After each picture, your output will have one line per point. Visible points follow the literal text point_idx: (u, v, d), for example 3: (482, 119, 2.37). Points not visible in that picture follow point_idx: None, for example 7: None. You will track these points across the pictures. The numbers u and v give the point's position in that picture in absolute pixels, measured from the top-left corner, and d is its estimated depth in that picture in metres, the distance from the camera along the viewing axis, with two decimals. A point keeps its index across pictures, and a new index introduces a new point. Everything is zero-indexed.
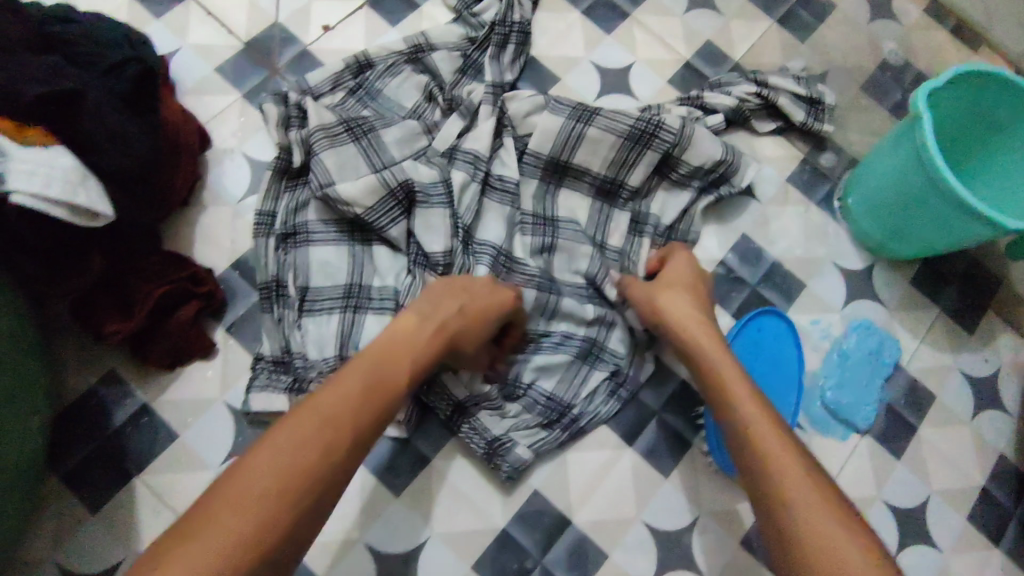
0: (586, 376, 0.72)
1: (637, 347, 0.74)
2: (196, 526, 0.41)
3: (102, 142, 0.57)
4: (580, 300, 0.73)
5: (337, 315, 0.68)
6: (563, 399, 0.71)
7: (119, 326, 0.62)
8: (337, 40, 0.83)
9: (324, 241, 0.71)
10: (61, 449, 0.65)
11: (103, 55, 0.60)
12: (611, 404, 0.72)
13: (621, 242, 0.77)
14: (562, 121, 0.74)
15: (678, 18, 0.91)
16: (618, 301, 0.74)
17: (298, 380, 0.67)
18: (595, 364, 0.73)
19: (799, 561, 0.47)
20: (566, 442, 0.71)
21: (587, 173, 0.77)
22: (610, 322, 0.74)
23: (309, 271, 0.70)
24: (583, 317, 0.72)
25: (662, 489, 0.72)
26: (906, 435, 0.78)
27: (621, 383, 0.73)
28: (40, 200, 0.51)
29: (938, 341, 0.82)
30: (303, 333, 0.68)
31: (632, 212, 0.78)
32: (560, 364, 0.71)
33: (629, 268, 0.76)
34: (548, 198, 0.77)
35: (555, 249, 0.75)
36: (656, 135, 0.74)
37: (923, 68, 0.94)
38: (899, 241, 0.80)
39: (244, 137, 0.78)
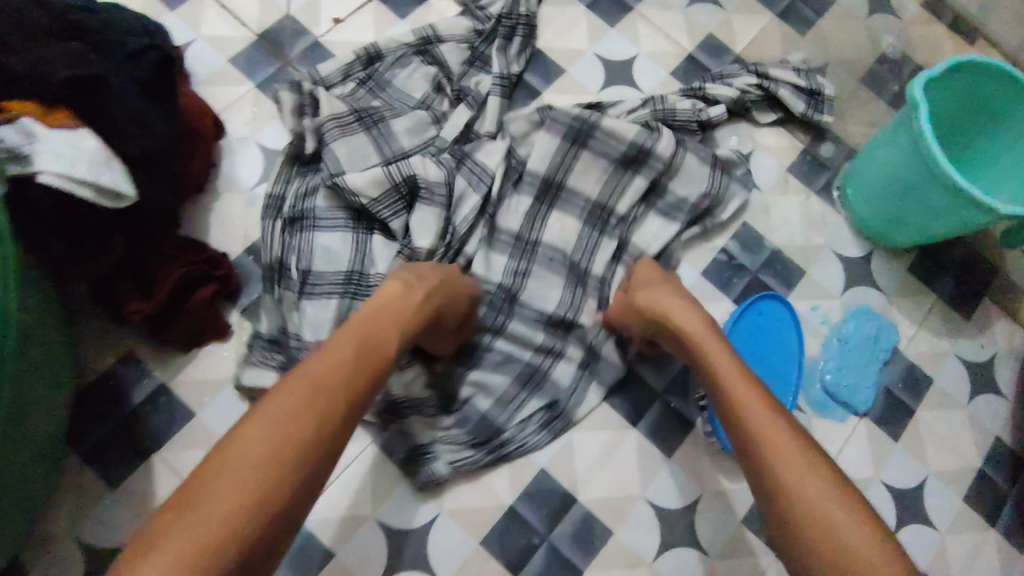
0: (522, 402, 0.72)
1: (582, 382, 0.74)
2: (192, 499, 0.43)
3: (125, 124, 0.59)
4: (532, 324, 0.74)
5: (335, 300, 0.69)
6: (496, 421, 0.71)
7: (139, 306, 0.64)
8: (348, 32, 0.85)
9: (329, 228, 0.72)
10: (81, 426, 0.67)
11: (124, 42, 0.61)
12: (542, 435, 0.72)
13: (602, 270, 0.76)
14: (558, 141, 0.76)
15: (681, 11, 0.93)
16: (587, 330, 0.75)
17: (291, 359, 0.68)
18: (534, 391, 0.72)
19: (801, 535, 0.49)
20: (489, 466, 0.71)
21: (577, 197, 0.77)
22: (557, 353, 0.74)
23: (312, 255, 0.71)
24: (530, 341, 0.73)
25: (665, 469, 0.73)
26: (904, 417, 0.80)
27: (556, 416, 0.72)
28: (66, 180, 0.53)
29: (935, 327, 0.84)
30: (301, 314, 0.69)
31: (618, 240, 0.77)
32: (497, 385, 0.72)
33: (608, 299, 0.76)
34: (536, 219, 0.76)
35: (529, 274, 0.75)
36: (647, 159, 0.77)
37: (920, 61, 0.96)
38: (899, 229, 0.81)
39: (257, 126, 0.79)
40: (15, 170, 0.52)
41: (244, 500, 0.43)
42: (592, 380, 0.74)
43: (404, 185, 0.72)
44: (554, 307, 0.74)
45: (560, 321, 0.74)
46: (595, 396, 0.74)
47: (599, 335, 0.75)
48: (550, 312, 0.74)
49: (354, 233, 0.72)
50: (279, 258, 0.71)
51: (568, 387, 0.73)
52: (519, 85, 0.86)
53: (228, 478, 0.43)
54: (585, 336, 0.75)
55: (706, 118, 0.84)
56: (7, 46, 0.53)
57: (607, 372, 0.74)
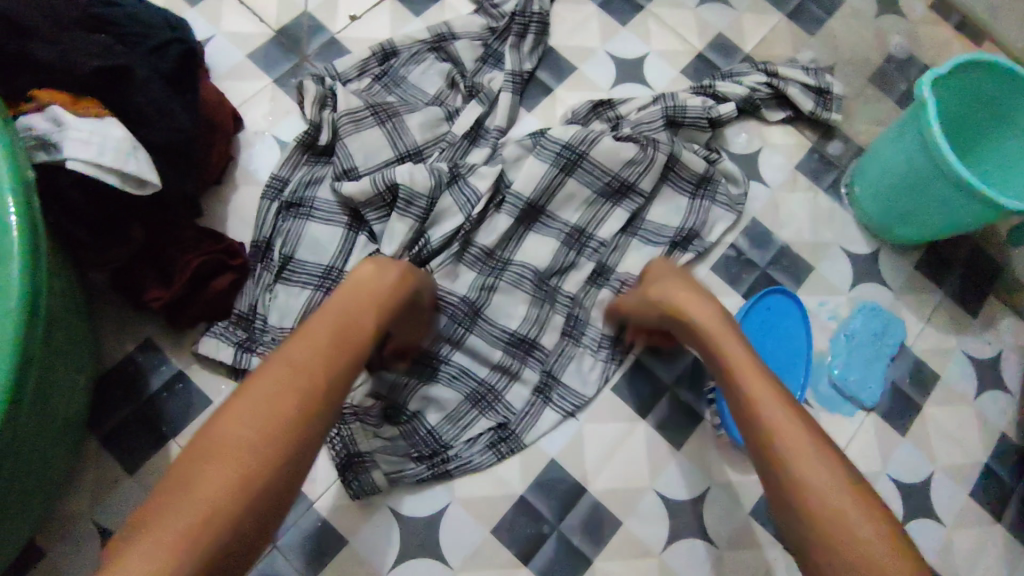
0: (470, 421, 0.72)
1: (535, 406, 0.73)
2: (185, 482, 0.43)
3: (151, 115, 0.60)
4: (493, 340, 0.74)
5: (308, 292, 0.71)
6: (442, 436, 0.71)
7: (159, 294, 0.66)
8: (364, 29, 0.86)
9: (324, 218, 0.74)
10: (100, 411, 0.68)
11: (148, 35, 0.63)
12: (486, 455, 0.71)
13: (575, 290, 0.77)
14: (546, 167, 0.76)
15: (692, 11, 0.94)
16: (550, 350, 0.75)
17: (255, 338, 0.70)
18: (485, 411, 0.72)
19: (822, 535, 0.48)
20: (429, 481, 0.70)
21: (556, 221, 0.78)
22: (513, 374, 0.73)
23: (297, 243, 0.73)
24: (488, 359, 0.73)
25: (674, 460, 0.74)
26: (912, 413, 0.80)
27: (504, 438, 0.72)
28: (92, 166, 0.55)
29: (942, 324, 0.84)
30: (273, 299, 0.71)
31: (596, 264, 0.78)
32: (449, 400, 0.71)
33: (580, 321, 0.76)
34: (514, 240, 0.77)
35: (496, 290, 0.75)
36: (629, 193, 0.79)
37: (928, 61, 0.97)
38: (905, 226, 0.82)
39: (274, 120, 0.81)
40: (43, 158, 0.54)
41: (228, 485, 0.43)
42: (545, 405, 0.73)
43: (386, 192, 0.73)
44: (518, 326, 0.74)
45: (522, 342, 0.74)
46: (547, 421, 0.73)
47: (562, 360, 0.75)
48: (514, 330, 0.74)
49: (351, 230, 0.74)
50: (266, 240, 0.73)
51: (519, 411, 0.73)
52: (531, 81, 0.87)
53: (206, 472, 0.43)
54: (545, 360, 0.74)
55: (716, 115, 0.84)
56: (38, 35, 0.55)
57: (564, 398, 0.74)
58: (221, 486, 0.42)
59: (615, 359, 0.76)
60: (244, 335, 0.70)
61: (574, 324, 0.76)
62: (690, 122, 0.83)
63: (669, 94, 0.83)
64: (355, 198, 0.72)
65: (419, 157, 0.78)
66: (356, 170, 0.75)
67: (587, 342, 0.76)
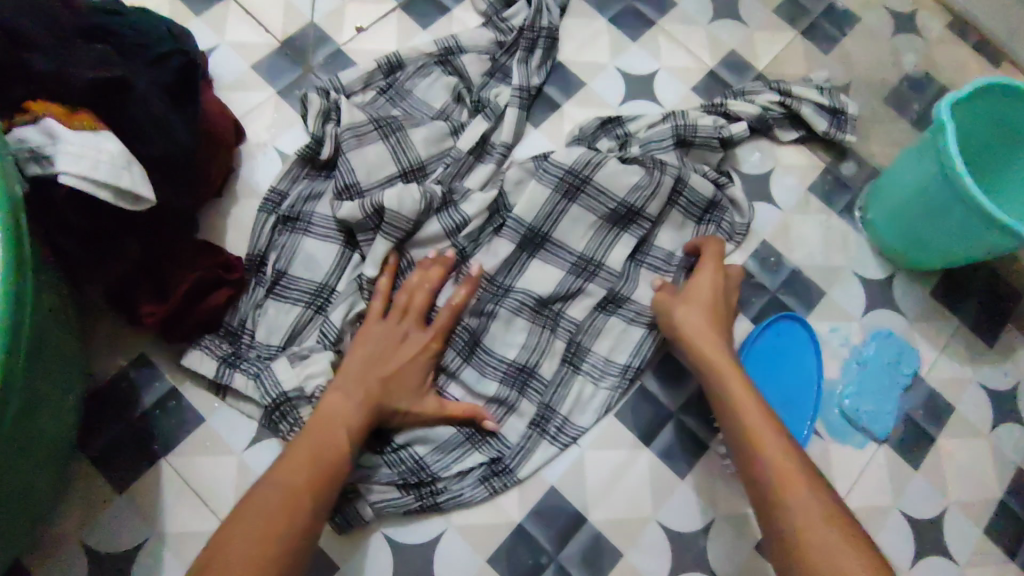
0: (462, 454, 0.69)
1: (531, 439, 0.70)
2: None
3: (149, 130, 0.59)
4: (485, 370, 0.71)
5: (298, 309, 0.70)
6: (431, 467, 0.68)
7: (153, 309, 0.64)
8: (370, 41, 0.85)
9: (321, 235, 0.72)
10: (90, 429, 0.66)
11: (150, 45, 0.62)
12: (479, 490, 0.68)
13: (580, 318, 0.74)
14: (549, 193, 0.74)
15: (703, 28, 0.93)
16: (551, 381, 0.72)
17: (240, 354, 0.68)
18: (478, 445, 0.69)
19: None
20: (416, 513, 0.68)
21: (563, 250, 0.75)
22: (510, 406, 0.71)
23: (292, 258, 0.71)
24: (482, 392, 0.71)
25: (678, 490, 0.72)
26: (924, 445, 0.78)
27: (497, 472, 0.69)
28: (85, 180, 0.53)
29: (958, 353, 0.82)
30: (263, 313, 0.70)
31: (608, 291, 0.75)
32: (441, 433, 0.69)
33: (585, 347, 0.74)
34: (517, 265, 0.74)
35: (495, 316, 0.72)
36: (637, 218, 0.76)
37: (944, 82, 0.95)
38: (919, 251, 0.80)
39: (276, 132, 0.80)
40: (36, 171, 0.52)
41: None
42: (541, 438, 0.71)
43: (373, 215, 0.71)
44: (517, 354, 0.72)
45: (521, 371, 0.71)
46: (543, 455, 0.70)
47: (561, 391, 0.72)
48: (512, 359, 0.71)
49: (348, 249, 0.73)
50: (261, 254, 0.72)
51: (514, 445, 0.70)
52: (538, 97, 0.86)
53: None
54: (543, 391, 0.72)
55: (727, 134, 0.82)
56: (34, 44, 0.54)
57: (562, 431, 0.71)
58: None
59: (619, 390, 0.73)
60: (231, 349, 0.69)
61: (575, 350, 0.73)
62: (700, 142, 0.80)
63: (679, 112, 0.82)
64: (348, 217, 0.70)
65: (422, 172, 0.77)
66: (358, 185, 0.73)
67: (587, 371, 0.73)
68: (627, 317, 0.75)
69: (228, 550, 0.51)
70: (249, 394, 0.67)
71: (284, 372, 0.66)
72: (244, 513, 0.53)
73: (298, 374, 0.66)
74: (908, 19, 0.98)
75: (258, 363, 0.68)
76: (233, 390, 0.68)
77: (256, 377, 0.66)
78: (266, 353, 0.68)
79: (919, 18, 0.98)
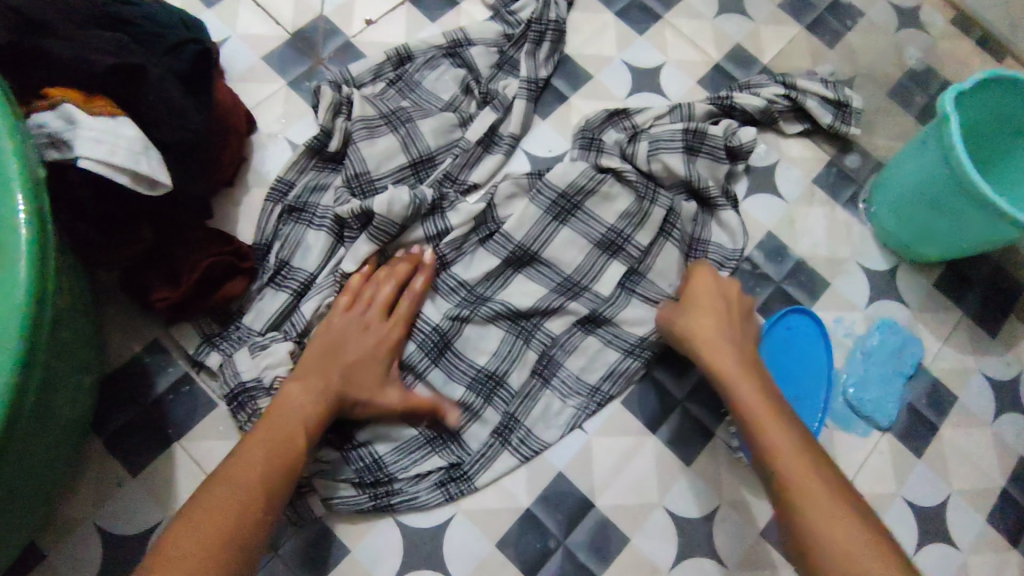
0: (423, 456, 0.69)
1: (492, 448, 0.70)
2: None
3: (164, 115, 0.60)
4: (458, 376, 0.72)
5: (285, 296, 0.70)
6: (388, 466, 0.68)
7: (165, 294, 0.65)
8: (380, 34, 0.86)
9: (317, 226, 0.73)
10: (104, 413, 0.67)
11: (163, 34, 0.63)
12: (434, 494, 0.69)
13: (558, 332, 0.74)
14: (540, 213, 0.75)
15: (709, 21, 0.94)
16: (517, 392, 0.72)
17: (223, 333, 0.70)
18: (438, 449, 0.70)
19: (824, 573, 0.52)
20: (369, 512, 0.68)
21: (551, 269, 0.76)
22: (475, 412, 0.71)
23: (296, 249, 0.72)
24: (448, 396, 0.71)
25: (685, 477, 0.73)
26: (928, 434, 0.79)
27: (455, 478, 0.69)
28: (104, 165, 0.54)
29: (961, 343, 0.83)
30: (257, 300, 0.71)
31: (589, 311, 0.74)
32: (403, 433, 0.69)
33: (558, 360, 0.74)
34: (501, 278, 0.75)
35: (468, 322, 0.73)
36: (624, 247, 0.76)
37: (947, 76, 0.95)
38: (923, 244, 0.81)
39: (287, 123, 0.80)
40: (55, 156, 0.54)
41: None
42: (503, 447, 0.71)
43: (361, 218, 0.71)
44: (487, 361, 0.73)
45: (490, 378, 0.72)
46: (503, 464, 0.70)
47: (528, 401, 0.72)
48: (481, 366, 0.72)
49: (336, 243, 0.73)
50: (267, 243, 0.73)
51: (474, 452, 0.70)
52: (546, 89, 0.87)
53: None
54: (509, 401, 0.72)
55: (736, 144, 0.82)
56: (56, 33, 0.56)
57: (525, 442, 0.71)
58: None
59: (588, 410, 0.73)
60: (218, 328, 0.70)
61: (547, 364, 0.73)
62: (708, 151, 0.80)
63: (684, 105, 0.84)
64: (347, 214, 0.71)
65: (431, 163, 0.78)
66: (369, 175, 0.75)
67: (556, 386, 0.73)
68: (606, 339, 0.75)
69: (171, 549, 0.51)
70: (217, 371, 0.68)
71: (243, 362, 0.67)
72: (189, 513, 0.53)
73: (258, 367, 0.66)
74: (912, 14, 0.98)
75: (235, 343, 0.69)
76: (206, 366, 0.69)
77: (225, 358, 0.67)
78: (246, 335, 0.69)
79: (923, 13, 0.99)
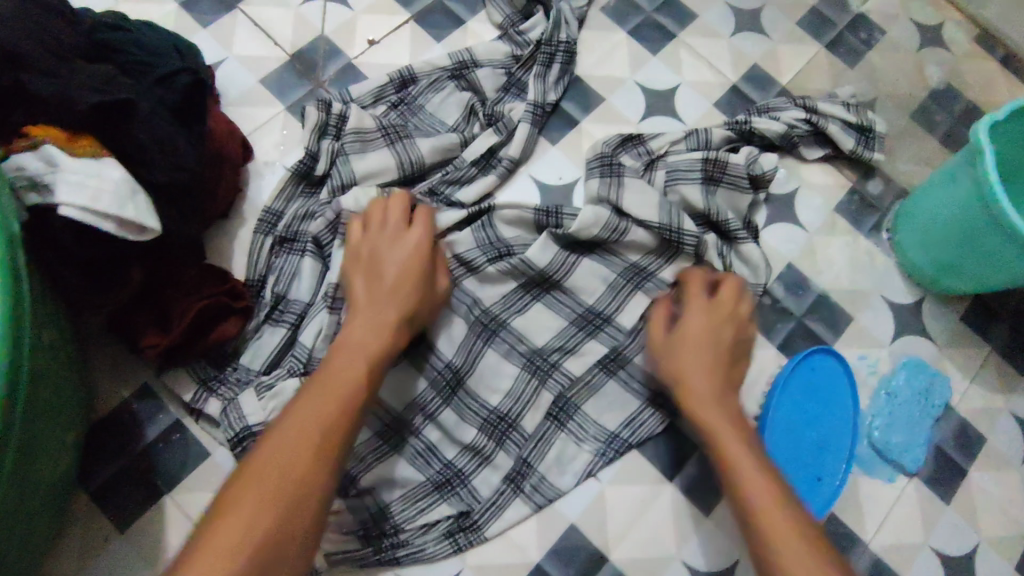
0: (430, 505, 0.66)
1: (503, 495, 0.67)
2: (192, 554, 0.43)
3: (152, 152, 0.56)
4: (468, 418, 0.68)
5: (282, 331, 0.67)
6: (395, 516, 0.65)
7: (156, 339, 0.62)
8: (382, 55, 0.82)
9: (313, 253, 0.69)
10: (94, 463, 0.64)
11: (154, 65, 0.60)
12: (443, 545, 0.65)
13: (577, 373, 0.71)
14: (556, 250, 0.73)
15: (725, 40, 0.90)
16: (532, 436, 0.68)
17: (220, 376, 0.66)
18: (447, 496, 0.66)
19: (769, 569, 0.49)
20: (375, 565, 0.64)
21: (570, 301, 0.73)
22: (485, 457, 0.67)
23: (291, 281, 0.69)
24: (458, 438, 0.68)
25: (703, 528, 0.69)
26: (956, 479, 0.75)
27: (464, 528, 0.66)
28: (87, 213, 0.50)
29: (989, 382, 0.79)
30: (254, 339, 0.67)
31: (611, 347, 0.72)
32: (409, 479, 0.66)
33: (576, 403, 0.70)
34: (518, 304, 0.72)
35: (483, 356, 0.70)
36: (646, 278, 0.74)
37: (972, 98, 0.92)
38: (950, 276, 0.77)
39: (285, 149, 0.77)
40: (36, 200, 0.50)
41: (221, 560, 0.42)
42: (515, 495, 0.67)
43: (333, 228, 0.69)
44: (500, 402, 0.69)
45: (502, 421, 0.68)
46: (515, 513, 0.66)
47: (541, 446, 0.68)
48: (493, 406, 0.69)
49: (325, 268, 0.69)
50: (260, 279, 0.69)
51: (485, 499, 0.66)
52: (555, 113, 0.83)
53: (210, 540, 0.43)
54: (522, 445, 0.68)
55: (759, 172, 0.78)
56: (33, 66, 0.51)
57: (537, 490, 0.67)
58: (238, 541, 0.43)
59: (605, 456, 0.69)
60: (215, 371, 0.66)
61: (564, 406, 0.70)
62: (729, 180, 0.77)
63: (701, 131, 0.80)
64: (318, 229, 0.69)
65: (421, 179, 0.76)
66: (355, 184, 0.72)
67: (573, 428, 0.69)
68: (629, 377, 0.71)
69: (241, 497, 0.46)
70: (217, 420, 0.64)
71: (250, 406, 0.63)
72: (254, 459, 0.48)
73: (265, 409, 0.62)
74: (935, 32, 0.95)
75: (234, 387, 0.65)
76: (206, 414, 0.65)
77: (225, 403, 0.63)
78: (245, 378, 0.65)
79: (945, 31, 0.95)
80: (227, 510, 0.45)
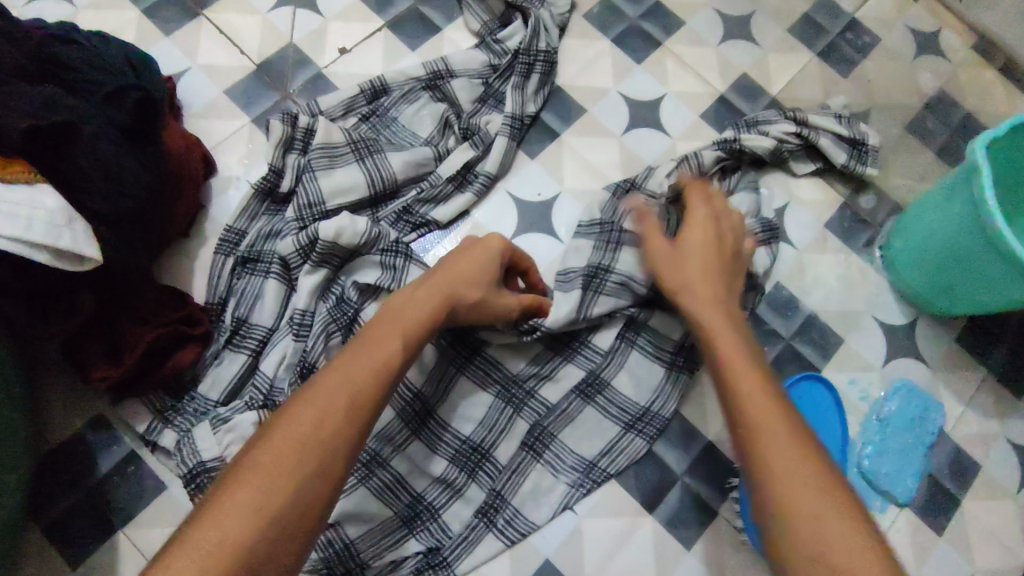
0: (397, 541, 0.62)
1: (475, 530, 0.64)
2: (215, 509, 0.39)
3: (95, 180, 0.54)
4: (438, 449, 0.66)
5: (243, 357, 0.64)
6: (360, 554, 0.61)
7: (106, 372, 0.59)
8: (355, 64, 0.79)
9: (275, 274, 0.66)
10: (43, 498, 0.61)
11: (101, 82, 0.57)
12: None
13: (554, 400, 0.68)
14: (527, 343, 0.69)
15: (713, 49, 0.87)
16: (505, 468, 0.66)
17: (178, 407, 0.63)
18: (416, 531, 0.63)
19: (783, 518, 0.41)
20: None
21: None
22: (457, 489, 0.65)
23: (252, 304, 0.65)
24: (428, 470, 0.65)
25: (685, 561, 0.66)
26: (950, 508, 0.72)
27: (434, 565, 0.62)
28: (21, 244, 0.48)
29: (985, 405, 0.76)
30: (213, 366, 0.64)
31: (588, 372, 0.69)
32: (376, 513, 0.62)
33: (552, 432, 0.67)
34: None
35: (454, 386, 0.68)
36: None
37: (970, 108, 0.88)
38: (946, 297, 0.74)
39: (250, 164, 0.73)
40: None
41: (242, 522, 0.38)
42: (487, 530, 0.64)
43: (306, 246, 0.65)
44: (472, 431, 0.67)
45: (474, 451, 0.66)
46: (487, 548, 0.63)
47: (515, 478, 0.65)
48: (466, 436, 0.66)
49: (289, 291, 0.66)
50: (221, 302, 0.66)
51: (455, 534, 0.63)
52: (534, 125, 0.80)
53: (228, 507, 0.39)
54: (495, 477, 0.65)
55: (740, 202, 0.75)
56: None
57: (511, 525, 0.64)
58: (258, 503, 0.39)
59: (583, 487, 0.66)
60: (173, 401, 0.63)
61: (539, 436, 0.66)
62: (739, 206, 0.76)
63: (692, 156, 0.76)
64: (287, 249, 0.65)
65: (394, 196, 0.73)
66: (323, 205, 0.68)
67: (550, 459, 0.66)
68: (608, 405, 0.68)
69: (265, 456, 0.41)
70: (173, 453, 0.61)
71: (204, 439, 0.59)
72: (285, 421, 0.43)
73: (219, 443, 0.59)
74: (931, 40, 0.91)
75: (192, 418, 0.62)
76: (161, 446, 0.62)
77: (181, 435, 0.60)
78: (203, 408, 0.62)
79: (942, 39, 0.92)
80: (239, 484, 0.40)
